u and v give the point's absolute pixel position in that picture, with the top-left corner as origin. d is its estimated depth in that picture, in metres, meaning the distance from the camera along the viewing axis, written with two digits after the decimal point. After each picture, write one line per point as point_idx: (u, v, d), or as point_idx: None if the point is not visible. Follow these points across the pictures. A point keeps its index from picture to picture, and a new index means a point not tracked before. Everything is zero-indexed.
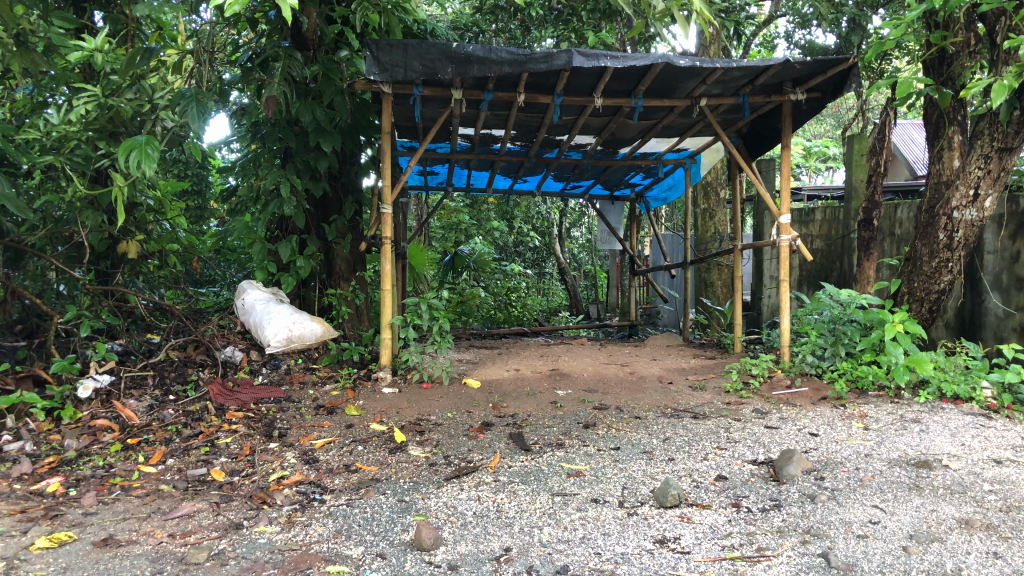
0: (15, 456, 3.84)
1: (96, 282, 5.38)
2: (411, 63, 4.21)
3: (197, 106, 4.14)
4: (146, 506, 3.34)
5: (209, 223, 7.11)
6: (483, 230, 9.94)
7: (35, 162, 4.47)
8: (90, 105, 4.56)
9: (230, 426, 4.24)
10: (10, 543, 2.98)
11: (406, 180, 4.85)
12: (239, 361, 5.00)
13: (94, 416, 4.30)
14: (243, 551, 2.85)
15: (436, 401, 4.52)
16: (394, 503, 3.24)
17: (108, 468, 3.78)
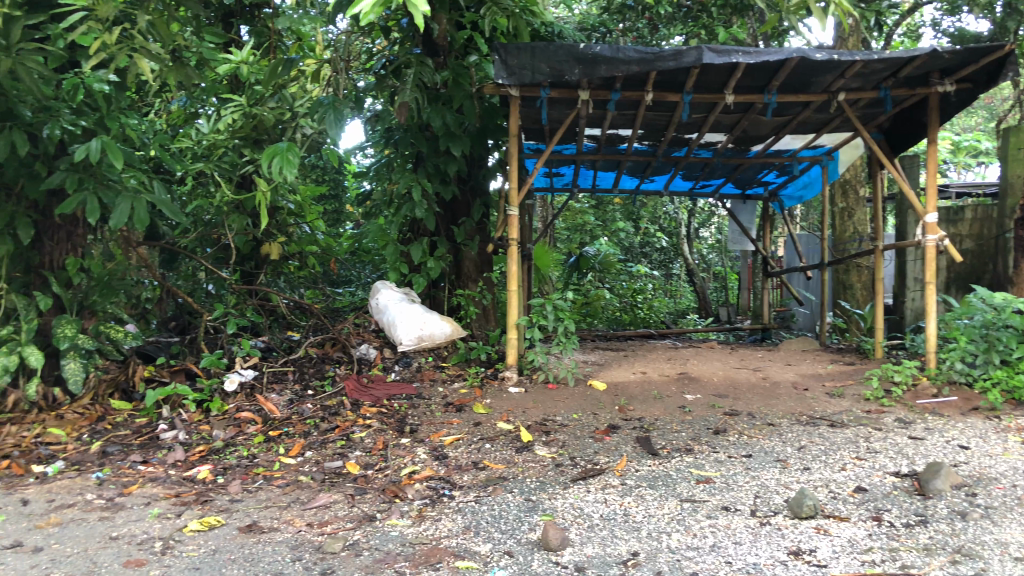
0: (170, 444, 4.16)
1: (242, 281, 5.72)
2: (538, 65, 4.24)
3: (334, 113, 4.29)
4: (287, 495, 3.51)
5: (345, 225, 7.39)
6: (609, 231, 9.89)
7: (187, 169, 4.90)
8: (237, 115, 4.81)
9: (364, 420, 4.39)
10: (166, 525, 3.21)
11: (533, 182, 4.86)
12: (373, 358, 5.16)
13: (239, 408, 4.54)
14: (376, 543, 2.95)
15: (561, 402, 4.53)
16: (521, 502, 3.27)
17: (251, 458, 4.00)
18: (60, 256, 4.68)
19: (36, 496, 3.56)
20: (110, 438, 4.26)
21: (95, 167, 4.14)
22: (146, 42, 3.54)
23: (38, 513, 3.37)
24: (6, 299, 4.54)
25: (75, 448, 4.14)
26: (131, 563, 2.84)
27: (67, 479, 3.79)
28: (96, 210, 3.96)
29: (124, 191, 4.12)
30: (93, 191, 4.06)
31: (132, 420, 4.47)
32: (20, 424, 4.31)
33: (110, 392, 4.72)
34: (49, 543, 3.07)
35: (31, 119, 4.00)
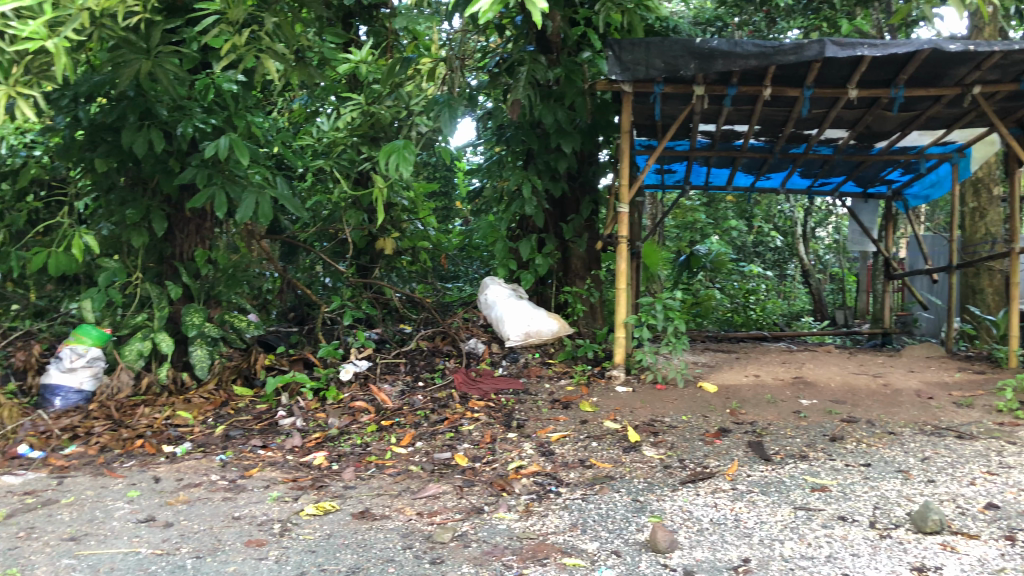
0: (288, 430, 4.33)
1: (357, 275, 5.89)
2: (653, 61, 4.20)
3: (449, 111, 4.34)
4: (398, 484, 3.60)
5: (456, 221, 7.51)
6: (721, 230, 9.69)
7: (309, 165, 5.12)
8: (356, 113, 4.98)
9: (472, 414, 4.44)
10: (284, 507, 3.34)
11: (644, 179, 4.80)
12: (481, 353, 5.21)
13: (353, 397, 4.69)
14: (484, 536, 2.98)
15: (670, 403, 4.46)
16: (629, 502, 3.24)
17: (364, 446, 4.12)
18: (190, 248, 4.97)
19: (167, 474, 3.78)
20: (233, 422, 4.47)
21: (224, 163, 4.35)
22: (273, 43, 3.67)
23: (169, 490, 3.57)
24: (142, 288, 4.84)
25: (202, 431, 4.37)
26: (252, 543, 2.97)
27: (194, 459, 4.00)
28: (224, 205, 4.14)
29: (251, 186, 4.29)
30: (222, 185, 4.25)
31: (253, 406, 4.68)
32: (152, 405, 4.58)
33: (233, 378, 4.94)
34: (178, 519, 3.24)
35: (167, 117, 4.27)
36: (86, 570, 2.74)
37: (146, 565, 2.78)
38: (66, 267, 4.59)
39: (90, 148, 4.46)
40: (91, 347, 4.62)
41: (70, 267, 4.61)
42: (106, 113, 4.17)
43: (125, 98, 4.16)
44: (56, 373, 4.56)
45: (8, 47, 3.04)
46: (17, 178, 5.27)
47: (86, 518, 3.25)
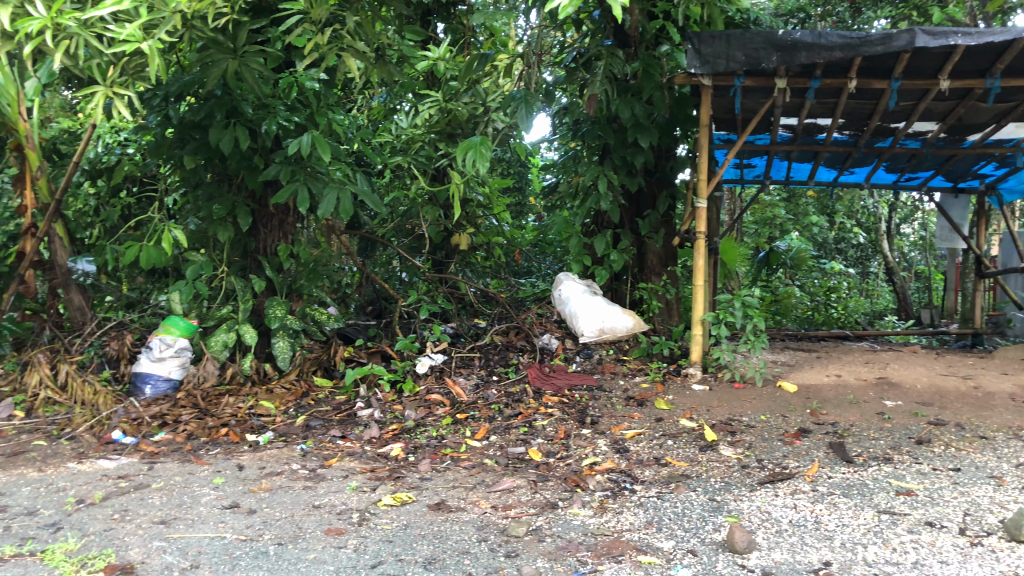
0: (366, 421, 4.42)
1: (433, 270, 5.96)
2: (733, 54, 4.13)
3: (525, 107, 4.33)
4: (473, 477, 3.64)
5: (530, 217, 7.54)
6: (801, 226, 9.47)
7: (387, 161, 5.20)
8: (434, 111, 5.00)
9: (546, 409, 4.45)
10: (363, 497, 3.42)
11: (723, 174, 4.72)
12: (555, 348, 5.21)
13: (429, 390, 4.75)
14: (559, 531, 2.99)
15: (748, 402, 4.38)
16: (706, 501, 3.20)
17: (440, 439, 4.17)
18: (273, 243, 5.12)
19: (250, 462, 3.90)
20: (313, 413, 4.59)
21: (306, 160, 4.46)
22: (354, 41, 3.73)
23: (252, 478, 3.68)
24: (227, 281, 5.00)
25: (283, 420, 4.50)
26: (332, 531, 3.04)
27: (276, 448, 4.11)
28: (306, 200, 4.25)
29: (332, 182, 4.38)
30: (304, 181, 4.36)
31: (332, 397, 4.79)
32: (236, 395, 4.73)
33: (313, 369, 5.07)
34: (262, 506, 3.34)
35: (252, 115, 4.39)
36: (175, 552, 2.85)
37: (231, 550, 2.88)
38: (156, 260, 4.78)
39: (180, 145, 4.64)
40: (179, 338, 4.80)
41: (161, 260, 4.80)
42: (195, 112, 4.33)
43: (213, 97, 4.30)
44: (146, 362, 4.74)
45: (106, 49, 3.17)
46: (111, 175, 5.51)
47: (175, 503, 3.38)
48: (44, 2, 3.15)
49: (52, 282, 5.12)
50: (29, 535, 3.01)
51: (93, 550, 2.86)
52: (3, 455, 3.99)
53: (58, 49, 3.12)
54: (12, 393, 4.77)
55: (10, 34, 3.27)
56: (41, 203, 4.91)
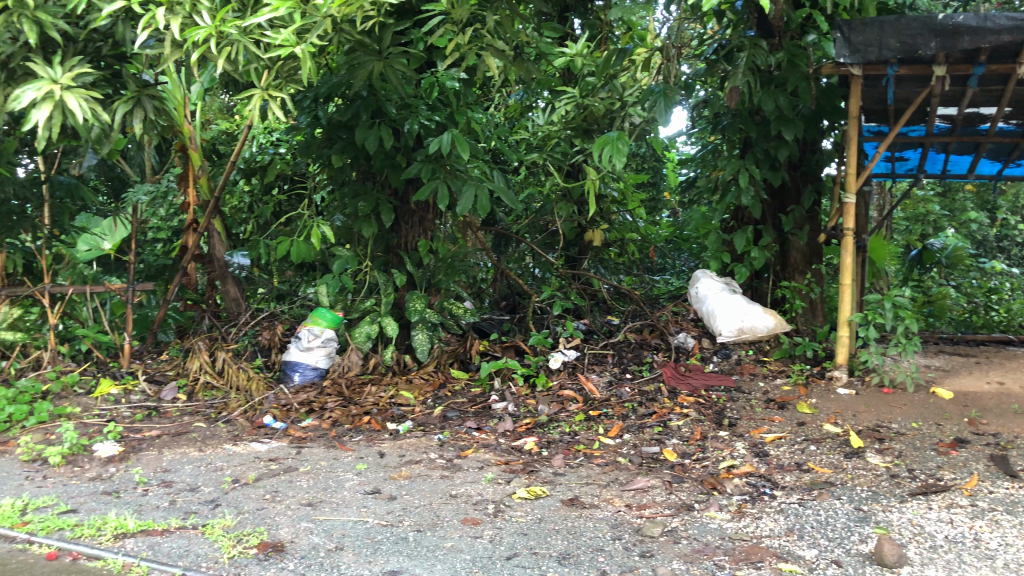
0: (501, 414, 4.50)
1: (567, 266, 5.98)
2: (887, 40, 3.95)
3: (665, 100, 4.25)
4: (606, 475, 3.62)
5: (665, 213, 7.44)
6: (957, 222, 8.89)
7: (523, 159, 5.41)
8: (570, 107, 5.04)
9: (681, 409, 4.38)
10: (498, 489, 3.47)
11: (874, 168, 4.48)
12: (691, 347, 5.11)
13: (562, 386, 4.77)
14: (695, 533, 2.93)
15: (899, 408, 4.16)
16: (851, 510, 3.06)
17: (573, 435, 4.18)
18: (413, 239, 5.28)
19: (390, 450, 4.04)
20: (449, 404, 4.71)
21: (446, 158, 4.57)
22: (494, 40, 3.77)
23: (392, 465, 3.81)
24: (370, 275, 5.21)
25: (421, 410, 4.63)
26: (469, 521, 3.11)
27: (414, 437, 4.24)
28: (446, 198, 4.37)
29: (470, 179, 4.46)
30: (444, 179, 4.48)
31: (469, 389, 4.89)
32: (378, 384, 4.92)
33: (450, 361, 5.19)
34: (402, 493, 3.46)
35: (396, 115, 4.56)
36: (321, 534, 2.99)
37: (373, 534, 2.99)
38: (305, 254, 5.04)
39: (328, 145, 4.86)
40: (326, 329, 5.03)
41: (309, 255, 5.06)
42: (342, 113, 4.50)
43: (358, 98, 4.48)
44: (297, 351, 5.00)
45: (263, 55, 3.35)
46: (264, 173, 5.83)
47: (321, 486, 3.54)
48: (210, 11, 3.37)
49: (211, 275, 5.50)
50: (191, 510, 3.23)
51: (247, 528, 3.04)
52: (168, 434, 4.31)
53: (220, 55, 3.32)
54: (176, 376, 5.14)
55: (179, 43, 3.51)
56: (202, 200, 5.28)
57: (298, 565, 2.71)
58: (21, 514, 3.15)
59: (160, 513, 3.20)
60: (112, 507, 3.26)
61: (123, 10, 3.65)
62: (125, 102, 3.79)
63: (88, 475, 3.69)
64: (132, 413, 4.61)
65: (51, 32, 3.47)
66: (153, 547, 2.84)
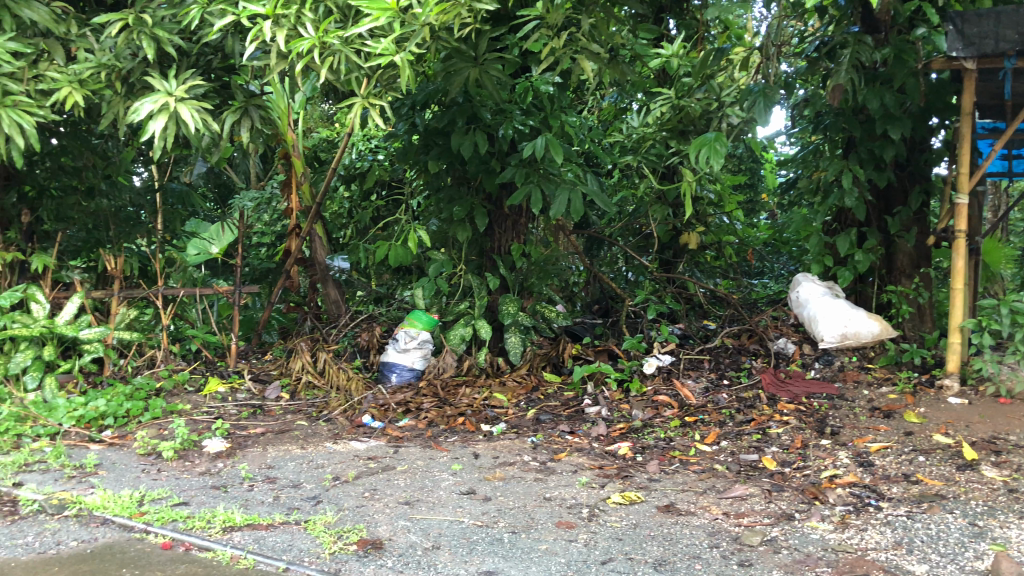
0: (594, 418, 4.49)
1: (662, 270, 5.92)
2: (1005, 32, 3.79)
3: (763, 101, 4.06)
4: (703, 482, 3.56)
5: (762, 215, 7.27)
6: None
7: (618, 161, 5.37)
8: (665, 108, 4.93)
9: (781, 416, 4.27)
10: (592, 493, 3.46)
11: (988, 167, 4.27)
12: (791, 353, 4.98)
13: (657, 391, 4.72)
14: (796, 543, 2.85)
15: (1016, 420, 3.94)
16: (965, 526, 2.92)
17: (668, 440, 4.14)
18: (507, 242, 5.33)
19: (485, 451, 4.08)
20: (543, 407, 4.72)
21: (540, 162, 4.59)
22: (589, 44, 3.75)
23: (487, 467, 3.85)
24: (465, 278, 5.29)
25: (515, 413, 4.66)
26: (563, 524, 3.11)
27: (508, 439, 4.27)
28: (539, 202, 4.40)
29: (564, 183, 4.47)
30: (538, 184, 4.51)
31: (561, 393, 4.89)
32: (472, 386, 4.97)
33: (543, 364, 5.20)
34: (497, 494, 3.48)
35: (490, 121, 4.62)
36: (419, 532, 3.04)
37: (469, 534, 3.03)
38: (402, 259, 5.16)
39: (425, 151, 4.98)
40: (422, 331, 5.14)
41: (406, 259, 5.17)
42: (439, 119, 4.65)
43: (454, 104, 4.57)
44: (394, 353, 5.13)
45: (364, 63, 3.43)
46: (363, 179, 5.99)
47: (418, 485, 3.60)
48: (314, 23, 3.49)
49: (313, 278, 5.71)
50: (294, 506, 3.34)
51: (348, 524, 3.12)
52: (272, 431, 4.47)
53: (324, 65, 3.43)
54: (279, 376, 5.33)
55: (285, 55, 3.63)
56: (304, 205, 5.51)
57: (396, 563, 2.76)
58: (139, 505, 3.32)
59: (265, 508, 3.32)
60: (221, 501, 3.40)
61: (232, 25, 3.81)
62: (233, 112, 3.93)
63: (199, 470, 3.87)
64: (238, 410, 4.80)
65: (166, 47, 3.65)
66: (259, 540, 2.95)
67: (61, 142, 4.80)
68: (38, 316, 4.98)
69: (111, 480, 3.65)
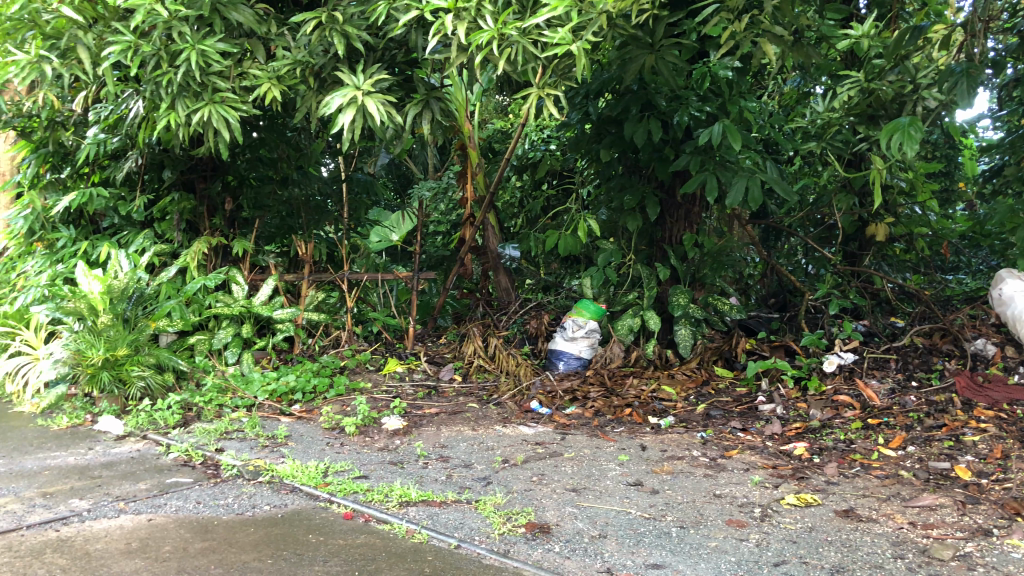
0: (768, 416, 4.34)
1: (845, 263, 5.61)
2: None
3: (968, 81, 3.60)
4: (887, 488, 3.36)
5: (960, 204, 6.72)
6: None
7: (800, 147, 5.15)
8: (854, 92, 4.67)
9: (978, 423, 3.94)
10: (765, 493, 3.35)
11: None
12: (991, 356, 4.58)
13: (837, 390, 4.49)
14: (994, 561, 2.63)
15: None
16: None
17: (848, 443, 3.93)
18: (679, 232, 5.25)
19: (653, 444, 4.04)
20: (713, 402, 4.61)
21: (716, 149, 4.47)
22: (772, 25, 3.58)
23: (655, 459, 3.81)
24: (634, 268, 5.28)
25: (684, 406, 4.58)
26: (734, 523, 3.03)
27: (677, 433, 4.21)
28: (714, 190, 4.30)
29: (741, 170, 4.33)
30: (713, 171, 4.40)
31: (734, 388, 4.76)
32: (641, 377, 4.92)
33: (715, 358, 5.07)
34: (665, 488, 3.44)
35: (665, 107, 4.58)
36: (585, 520, 3.06)
37: (636, 525, 3.01)
38: (572, 248, 5.21)
39: (597, 140, 5.01)
40: (589, 320, 5.16)
41: (576, 248, 5.22)
42: (612, 107, 4.64)
43: (629, 92, 4.57)
44: (562, 341, 5.18)
45: (541, 54, 3.44)
46: (536, 169, 6.08)
47: (585, 473, 3.62)
48: (493, 15, 3.54)
49: (485, 265, 5.81)
50: (466, 485, 3.45)
51: (516, 507, 3.18)
52: (446, 412, 4.64)
53: (502, 56, 3.48)
54: (452, 359, 5.52)
55: (464, 47, 3.72)
56: (478, 195, 5.70)
57: (562, 549, 2.79)
58: (324, 475, 3.54)
59: (438, 486, 3.45)
60: (398, 476, 3.56)
61: (415, 19, 3.93)
62: (415, 105, 4.11)
63: (378, 445, 4.07)
64: (414, 390, 5.02)
65: (355, 43, 3.85)
66: (432, 517, 3.07)
67: (260, 135, 5.16)
68: (238, 296, 5.40)
69: (300, 451, 3.91)
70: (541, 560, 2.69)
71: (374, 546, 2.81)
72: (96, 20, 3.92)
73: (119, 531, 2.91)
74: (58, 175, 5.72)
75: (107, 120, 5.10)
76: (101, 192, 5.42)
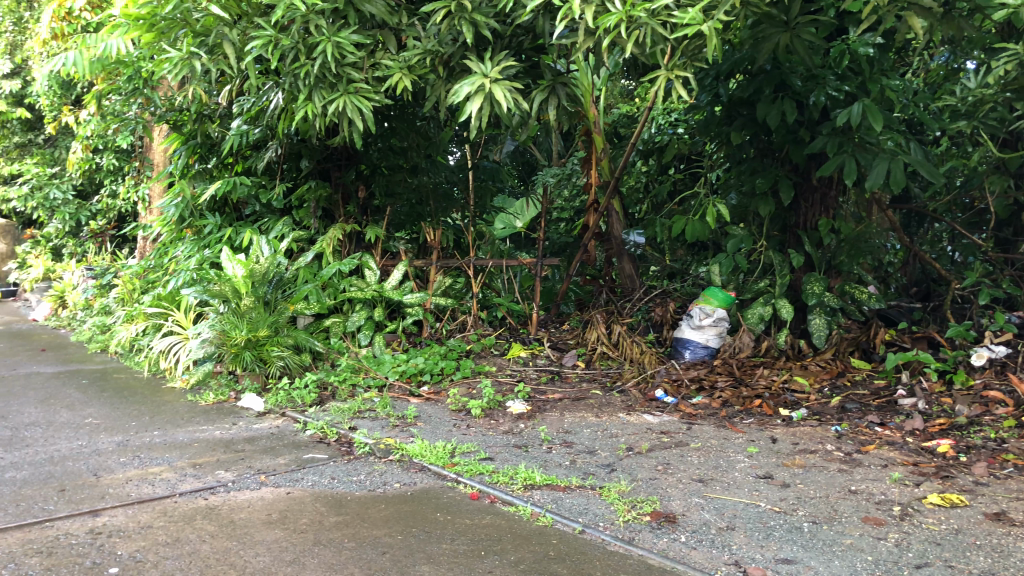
0: (909, 411, 4.13)
1: (998, 250, 5.24)
2: None
3: None
4: None
5: None
6: None
7: (948, 127, 4.83)
8: (1011, 66, 4.31)
9: None
10: (906, 491, 3.18)
11: None
12: None
13: (987, 386, 4.22)
14: None
15: None
16: None
17: (1000, 442, 3.68)
18: (814, 218, 5.05)
19: (783, 436, 3.92)
20: (849, 395, 4.41)
21: (855, 129, 4.26)
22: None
23: (786, 452, 3.69)
24: (766, 255, 5.17)
25: (817, 399, 4.41)
26: (872, 521, 2.89)
27: (809, 426, 4.06)
28: (853, 173, 4.11)
29: (883, 153, 4.12)
30: (852, 153, 4.20)
31: (871, 381, 4.55)
32: (771, 367, 4.77)
33: (851, 350, 4.86)
34: (796, 481, 3.33)
35: (801, 87, 4.40)
36: (713, 511, 3.00)
37: (766, 519, 2.93)
38: (700, 233, 5.12)
39: (727, 122, 4.89)
40: (718, 308, 5.01)
41: (704, 233, 5.13)
42: (745, 88, 4.53)
43: (762, 71, 4.44)
44: (689, 329, 5.05)
45: (670, 35, 3.36)
46: (662, 153, 6.00)
47: (712, 464, 3.55)
48: None
49: (609, 252, 5.76)
50: (590, 471, 3.44)
51: (641, 495, 3.16)
52: (569, 398, 4.65)
53: (630, 39, 3.42)
54: (576, 345, 5.52)
55: (592, 30, 3.66)
56: (603, 180, 5.67)
57: (689, 539, 2.75)
58: (451, 455, 3.63)
59: (562, 471, 3.46)
60: (522, 459, 3.61)
61: (542, 5, 3.90)
62: (542, 91, 4.09)
63: (503, 428, 4.12)
64: (538, 375, 5.06)
65: (483, 31, 3.87)
66: (557, 501, 3.09)
67: (392, 125, 5.37)
68: (371, 280, 5.58)
69: (429, 430, 4.03)
70: (666, 550, 2.66)
71: (500, 527, 2.85)
72: (241, 17, 4.10)
73: (260, 502, 3.08)
74: (205, 166, 6.05)
75: (249, 112, 5.36)
76: (243, 180, 5.69)
